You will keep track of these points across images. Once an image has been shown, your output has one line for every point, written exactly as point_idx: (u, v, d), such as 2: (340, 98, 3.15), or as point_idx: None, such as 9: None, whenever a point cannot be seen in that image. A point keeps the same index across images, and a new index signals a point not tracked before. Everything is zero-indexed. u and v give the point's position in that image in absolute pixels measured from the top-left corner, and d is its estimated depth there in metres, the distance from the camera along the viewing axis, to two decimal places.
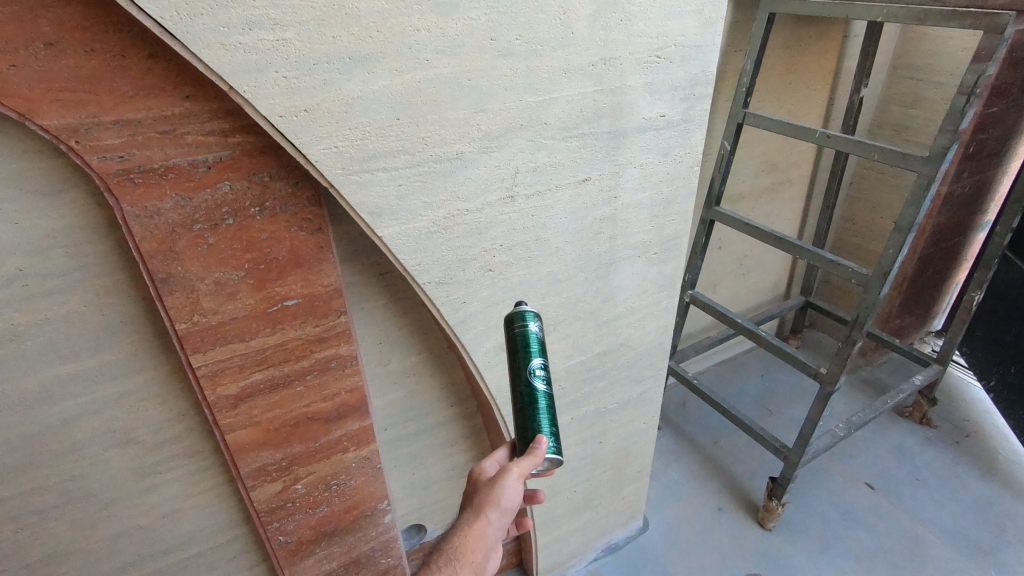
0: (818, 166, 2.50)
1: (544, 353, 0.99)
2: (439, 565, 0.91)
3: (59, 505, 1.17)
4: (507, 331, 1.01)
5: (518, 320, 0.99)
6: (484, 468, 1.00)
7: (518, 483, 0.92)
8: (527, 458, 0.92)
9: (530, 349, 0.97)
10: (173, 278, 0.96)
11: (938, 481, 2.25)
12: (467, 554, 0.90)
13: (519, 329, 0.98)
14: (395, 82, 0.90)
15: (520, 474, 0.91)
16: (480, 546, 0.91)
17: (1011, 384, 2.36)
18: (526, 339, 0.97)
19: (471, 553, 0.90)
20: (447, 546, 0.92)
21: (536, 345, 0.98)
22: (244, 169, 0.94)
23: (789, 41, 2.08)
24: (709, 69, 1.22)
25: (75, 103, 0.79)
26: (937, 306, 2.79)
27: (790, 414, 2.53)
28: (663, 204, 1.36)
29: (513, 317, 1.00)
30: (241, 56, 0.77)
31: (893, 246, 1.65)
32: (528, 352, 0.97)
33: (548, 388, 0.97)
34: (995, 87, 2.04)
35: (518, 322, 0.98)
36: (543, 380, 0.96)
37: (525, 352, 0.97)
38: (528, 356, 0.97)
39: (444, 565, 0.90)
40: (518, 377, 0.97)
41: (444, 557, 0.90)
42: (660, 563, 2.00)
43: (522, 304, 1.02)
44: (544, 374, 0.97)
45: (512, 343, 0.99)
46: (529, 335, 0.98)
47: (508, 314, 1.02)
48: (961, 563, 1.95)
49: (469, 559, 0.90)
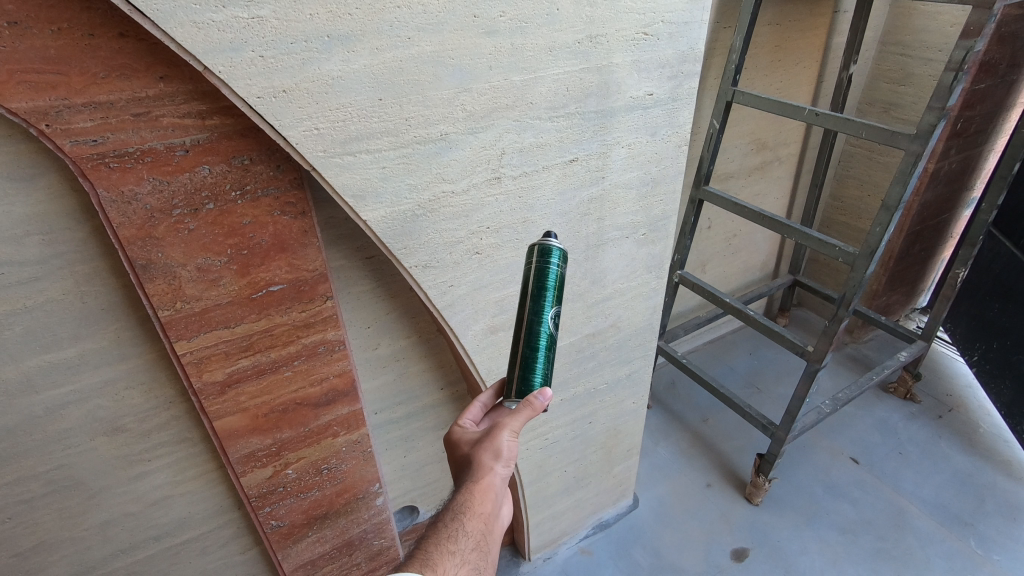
0: (806, 145, 2.50)
1: (559, 297, 0.97)
2: (445, 521, 0.84)
3: (46, 495, 1.16)
4: (528, 262, 0.96)
5: (541, 254, 0.95)
6: (467, 425, 0.97)
7: (514, 433, 0.90)
8: (522, 412, 0.91)
9: (549, 288, 0.95)
10: (154, 264, 0.94)
11: (921, 454, 2.30)
12: (476, 504, 0.84)
13: (542, 265, 0.95)
14: (375, 61, 0.87)
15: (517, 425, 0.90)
16: (488, 496, 0.86)
17: (992, 359, 2.40)
18: (549, 279, 0.94)
19: (479, 505, 0.85)
20: (451, 503, 0.86)
21: (555, 288, 0.96)
22: (224, 153, 0.92)
23: (779, 17, 2.05)
24: (697, 47, 1.21)
25: (45, 85, 0.77)
26: (923, 282, 2.82)
27: (777, 392, 2.57)
28: (651, 184, 1.35)
29: (538, 250, 0.95)
30: (215, 34, 0.75)
31: (880, 224, 1.66)
32: (546, 291, 0.95)
33: (553, 332, 0.97)
34: (983, 63, 2.03)
35: (545, 258, 0.95)
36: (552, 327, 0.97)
37: (543, 293, 0.95)
38: (545, 298, 0.95)
39: (451, 521, 0.84)
40: (531, 315, 0.95)
41: (450, 513, 0.84)
42: (650, 539, 2.03)
43: (551, 235, 0.98)
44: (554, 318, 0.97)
45: (530, 276, 0.96)
46: (553, 276, 0.95)
47: (536, 242, 0.97)
48: (942, 533, 2.00)
49: (479, 510, 0.85)
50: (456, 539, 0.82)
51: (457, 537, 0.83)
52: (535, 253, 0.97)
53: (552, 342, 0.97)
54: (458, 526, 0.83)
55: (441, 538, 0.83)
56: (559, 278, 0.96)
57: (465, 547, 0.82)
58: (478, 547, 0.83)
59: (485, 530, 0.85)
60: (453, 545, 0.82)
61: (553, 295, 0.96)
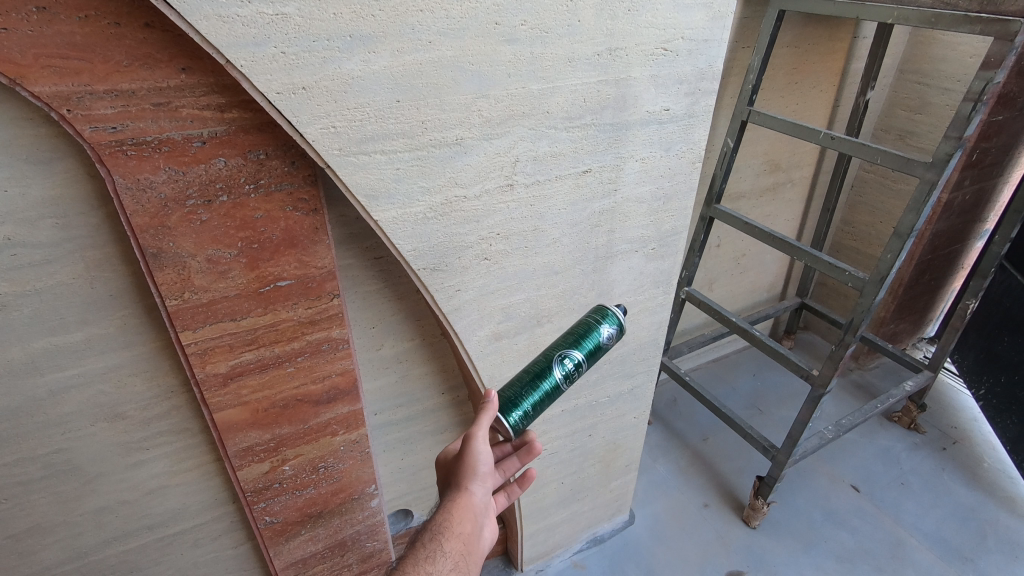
0: (820, 168, 2.49)
1: (590, 356, 1.08)
2: (425, 542, 0.89)
3: (43, 477, 1.17)
4: (586, 316, 1.13)
5: (599, 317, 1.12)
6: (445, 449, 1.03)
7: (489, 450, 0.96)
8: (481, 413, 0.97)
9: (594, 358, 1.09)
10: (165, 253, 0.95)
11: (923, 485, 2.27)
12: (454, 525, 0.90)
13: (589, 322, 1.10)
14: (396, 63, 0.88)
15: (483, 432, 0.96)
16: (466, 516, 0.92)
17: (1000, 393, 2.37)
18: (590, 333, 1.08)
19: (459, 524, 0.90)
20: (432, 525, 0.91)
21: (589, 343, 1.08)
22: (240, 146, 0.92)
23: (798, 39, 2.06)
24: (715, 65, 1.21)
25: (69, 70, 0.78)
26: (932, 312, 2.79)
27: (779, 414, 2.55)
28: (663, 199, 1.35)
29: (598, 311, 1.13)
30: (238, 28, 0.76)
31: (892, 251, 1.64)
32: (591, 357, 1.08)
33: (561, 382, 1.05)
34: (1001, 95, 2.02)
35: (597, 318, 1.11)
36: (564, 371, 1.05)
37: (579, 339, 1.07)
38: (576, 345, 1.07)
39: (430, 542, 0.89)
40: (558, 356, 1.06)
41: (430, 533, 0.90)
42: (645, 557, 2.01)
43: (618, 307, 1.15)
44: (569, 368, 1.05)
45: (580, 326, 1.11)
46: (592, 332, 1.09)
47: (598, 307, 1.15)
48: (940, 566, 1.98)
49: (455, 529, 0.90)
50: (434, 560, 0.87)
51: (435, 557, 0.87)
52: (584, 320, 1.11)
53: (557, 395, 1.06)
54: (436, 547, 0.88)
55: (419, 559, 0.87)
56: (604, 345, 1.11)
57: (443, 568, 0.86)
58: (456, 567, 0.88)
59: (464, 552, 0.89)
60: (430, 566, 0.86)
61: (592, 362, 1.09)
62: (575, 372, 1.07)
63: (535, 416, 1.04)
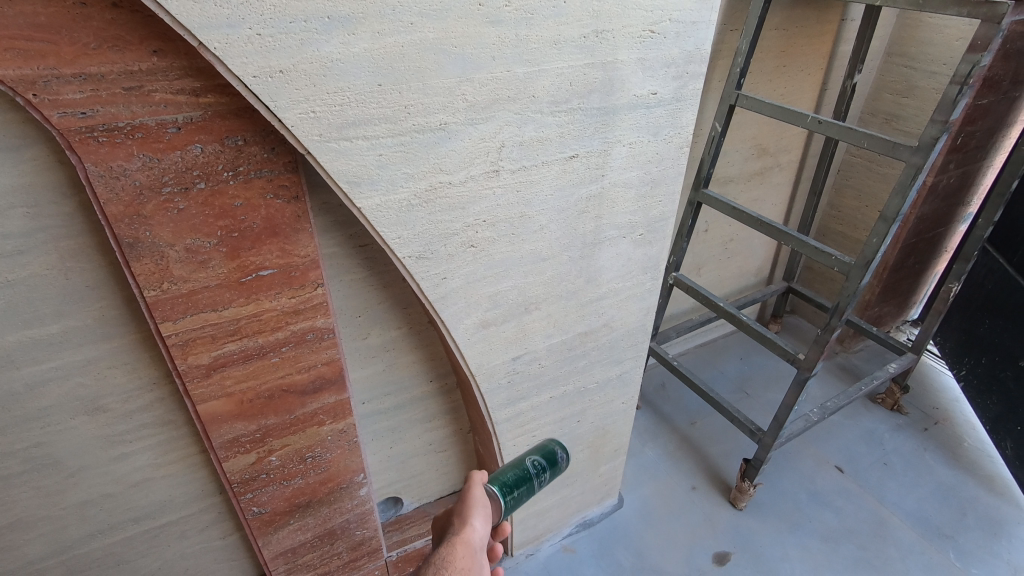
0: (807, 152, 2.49)
1: (551, 468, 1.22)
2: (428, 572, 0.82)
3: (24, 472, 1.15)
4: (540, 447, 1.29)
5: (550, 443, 1.29)
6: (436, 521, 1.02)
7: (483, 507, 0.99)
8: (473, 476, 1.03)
9: (553, 472, 1.23)
10: (141, 243, 0.92)
11: (905, 465, 2.31)
12: (458, 553, 0.85)
13: (545, 445, 1.27)
14: (376, 45, 0.85)
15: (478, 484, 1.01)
16: (469, 547, 0.88)
17: (980, 374, 2.41)
18: (547, 449, 1.25)
19: (462, 553, 0.86)
20: (433, 560, 0.85)
21: (549, 457, 1.23)
22: (217, 132, 0.89)
23: (786, 21, 2.04)
24: (703, 47, 1.19)
25: (33, 53, 0.75)
26: (916, 294, 2.82)
27: (766, 398, 2.58)
28: (651, 184, 1.34)
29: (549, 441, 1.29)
30: (211, 9, 0.73)
31: (878, 235, 1.65)
32: (550, 470, 1.22)
33: (532, 482, 1.16)
34: (987, 78, 2.03)
35: (550, 443, 1.28)
36: (534, 470, 1.18)
37: (540, 452, 1.23)
38: (538, 454, 1.22)
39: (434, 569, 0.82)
40: (526, 458, 1.20)
41: (433, 564, 0.83)
42: (634, 540, 2.03)
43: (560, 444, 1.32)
44: (537, 470, 1.19)
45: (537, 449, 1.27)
46: (550, 450, 1.25)
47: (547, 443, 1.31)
48: (921, 544, 2.02)
49: (460, 558, 0.85)
50: None
51: None
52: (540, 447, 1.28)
53: (530, 495, 1.16)
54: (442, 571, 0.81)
55: None
56: (558, 470, 1.25)
57: None
58: None
59: None
60: None
61: (549, 480, 1.22)
62: (542, 480, 1.20)
63: (517, 504, 1.12)
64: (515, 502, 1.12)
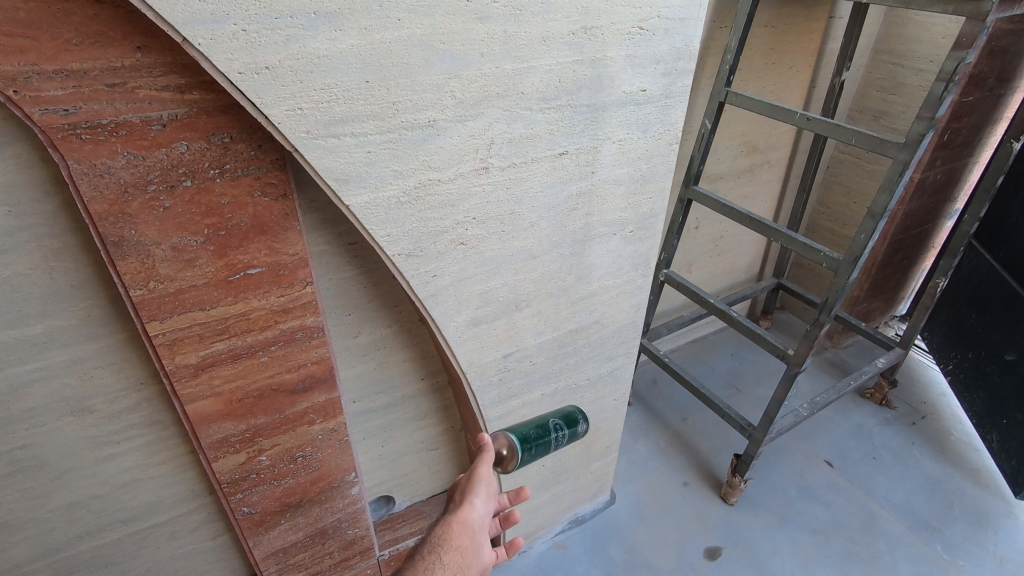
0: (796, 148, 2.50)
1: (569, 429, 1.32)
2: (423, 554, 0.92)
3: (9, 474, 1.14)
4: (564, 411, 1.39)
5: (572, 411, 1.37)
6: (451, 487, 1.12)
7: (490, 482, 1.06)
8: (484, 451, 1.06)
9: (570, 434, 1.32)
10: (126, 242, 0.91)
11: (893, 459, 2.33)
12: (452, 538, 0.95)
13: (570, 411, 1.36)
14: (364, 41, 0.85)
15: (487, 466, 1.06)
16: (464, 531, 0.97)
17: (967, 369, 2.43)
18: (570, 413, 1.35)
19: (456, 538, 0.95)
20: (430, 539, 0.95)
21: (569, 421, 1.33)
22: (203, 129, 0.89)
23: (774, 19, 2.05)
24: (692, 44, 1.20)
25: (13, 49, 0.73)
26: (904, 290, 2.85)
27: (756, 393, 2.59)
28: (641, 181, 1.34)
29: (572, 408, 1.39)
30: (194, 4, 0.72)
31: (865, 231, 1.66)
32: (569, 431, 1.32)
33: (550, 437, 1.27)
34: (972, 76, 2.05)
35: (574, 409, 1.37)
36: (553, 426, 1.29)
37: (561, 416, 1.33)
38: (560, 416, 1.33)
39: (428, 554, 0.92)
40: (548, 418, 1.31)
41: (428, 546, 0.93)
42: (626, 536, 2.04)
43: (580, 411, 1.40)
44: (557, 427, 1.29)
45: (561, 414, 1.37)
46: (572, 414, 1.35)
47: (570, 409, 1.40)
48: (909, 537, 2.04)
49: (452, 542, 0.94)
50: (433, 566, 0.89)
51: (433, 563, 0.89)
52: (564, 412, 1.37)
53: (546, 450, 1.27)
54: (432, 558, 0.91)
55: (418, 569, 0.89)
56: (577, 432, 1.35)
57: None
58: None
59: (460, 565, 0.91)
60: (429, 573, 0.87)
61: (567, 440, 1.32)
62: (560, 440, 1.30)
63: (533, 458, 1.24)
64: (530, 456, 1.24)
